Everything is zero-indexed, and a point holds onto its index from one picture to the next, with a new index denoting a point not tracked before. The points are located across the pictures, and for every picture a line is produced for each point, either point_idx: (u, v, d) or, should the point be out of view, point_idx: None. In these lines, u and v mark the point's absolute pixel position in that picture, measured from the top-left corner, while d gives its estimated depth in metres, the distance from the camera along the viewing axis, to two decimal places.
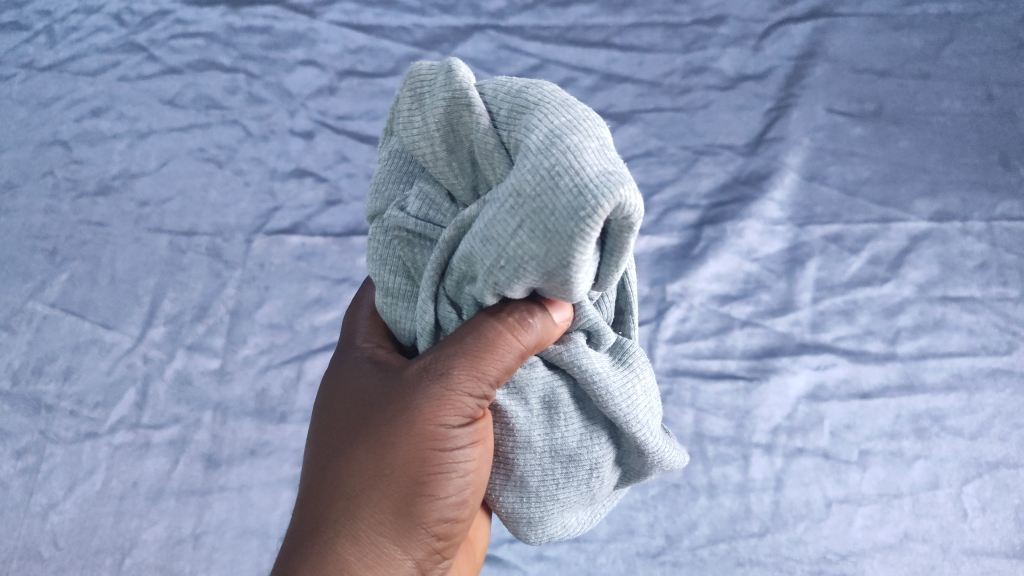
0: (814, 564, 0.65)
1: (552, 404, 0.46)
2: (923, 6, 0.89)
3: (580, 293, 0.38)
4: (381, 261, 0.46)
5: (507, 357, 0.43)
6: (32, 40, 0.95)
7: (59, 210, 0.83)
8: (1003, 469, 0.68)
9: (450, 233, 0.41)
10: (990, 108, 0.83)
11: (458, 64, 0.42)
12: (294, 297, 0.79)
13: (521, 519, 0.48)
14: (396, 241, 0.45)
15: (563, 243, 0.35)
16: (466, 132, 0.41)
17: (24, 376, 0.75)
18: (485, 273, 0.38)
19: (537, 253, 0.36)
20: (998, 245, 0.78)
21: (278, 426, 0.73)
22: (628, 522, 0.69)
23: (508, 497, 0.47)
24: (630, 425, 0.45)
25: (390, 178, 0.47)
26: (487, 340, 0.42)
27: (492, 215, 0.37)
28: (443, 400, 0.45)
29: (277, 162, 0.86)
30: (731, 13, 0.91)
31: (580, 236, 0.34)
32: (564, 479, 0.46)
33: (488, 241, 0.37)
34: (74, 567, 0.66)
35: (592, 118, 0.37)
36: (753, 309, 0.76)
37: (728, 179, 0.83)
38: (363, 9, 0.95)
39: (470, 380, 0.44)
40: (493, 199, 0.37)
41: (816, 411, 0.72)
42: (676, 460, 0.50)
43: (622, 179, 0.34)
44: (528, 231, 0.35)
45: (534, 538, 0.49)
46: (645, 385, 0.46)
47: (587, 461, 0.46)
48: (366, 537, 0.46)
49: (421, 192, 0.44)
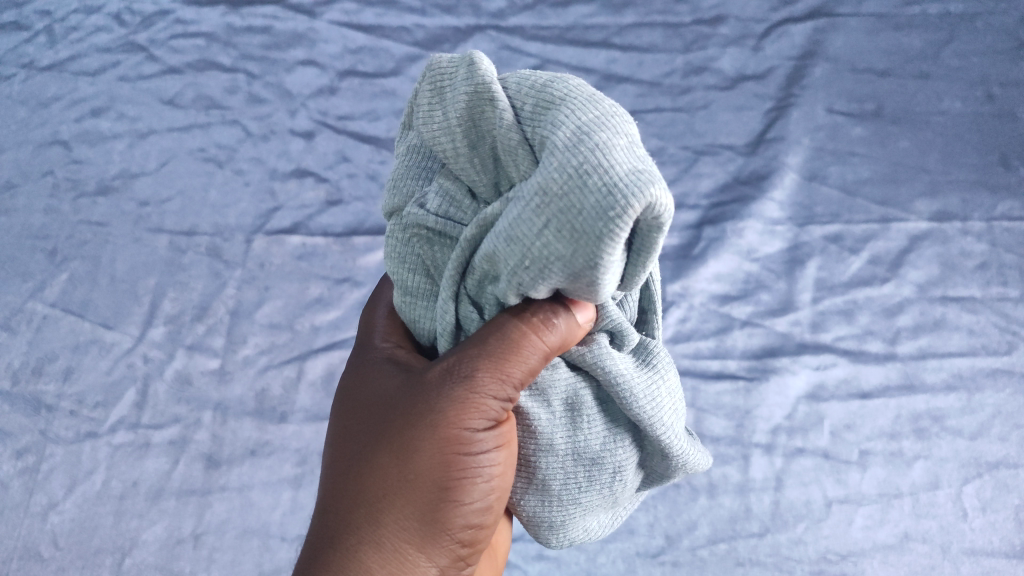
0: (814, 564, 0.65)
1: (575, 406, 0.46)
2: (923, 5, 0.89)
3: (605, 294, 0.38)
4: (399, 260, 0.46)
5: (532, 358, 0.43)
6: (32, 40, 0.95)
7: (59, 210, 0.83)
8: (1003, 469, 0.68)
9: (472, 232, 0.41)
10: (990, 108, 0.83)
11: (480, 58, 0.41)
12: (294, 297, 0.79)
13: (543, 523, 0.48)
14: (415, 240, 0.45)
15: (591, 244, 0.35)
16: (488, 127, 0.41)
17: (25, 376, 0.75)
18: (509, 273, 0.38)
19: (563, 254, 0.36)
20: (999, 246, 0.78)
21: (279, 426, 0.73)
22: (628, 522, 0.69)
23: (529, 501, 0.47)
24: (655, 427, 0.45)
25: (408, 174, 0.46)
26: (512, 341, 0.43)
27: (517, 214, 0.37)
28: (467, 403, 0.44)
29: (277, 162, 0.86)
30: (731, 13, 0.91)
31: (609, 236, 0.34)
32: (587, 483, 0.46)
33: (512, 241, 0.37)
34: (74, 567, 0.66)
35: (619, 114, 0.37)
36: (752, 308, 0.76)
37: (728, 178, 0.83)
38: (363, 9, 0.95)
39: (494, 383, 0.44)
40: (518, 198, 0.37)
41: (816, 411, 0.72)
42: (698, 463, 0.50)
43: (652, 178, 0.34)
44: (554, 231, 0.36)
45: (556, 541, 0.49)
46: (670, 387, 0.46)
47: (609, 465, 0.46)
48: (388, 544, 0.46)
49: (441, 189, 0.44)
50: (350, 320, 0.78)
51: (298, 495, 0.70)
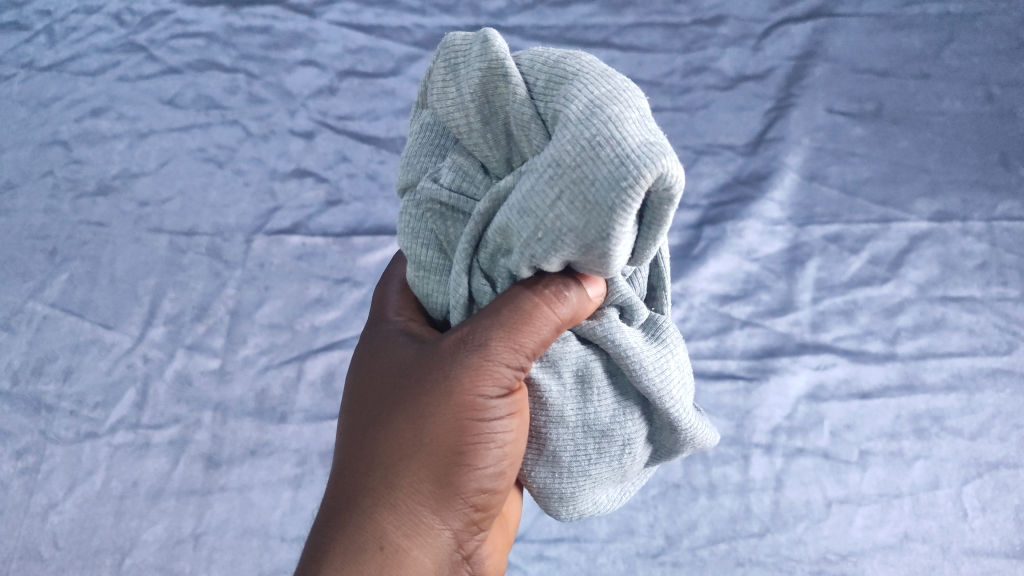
0: (814, 564, 0.65)
1: (585, 378, 0.46)
2: (923, 6, 0.89)
3: (616, 267, 0.38)
4: (413, 235, 0.46)
5: (543, 330, 0.43)
6: (32, 40, 0.95)
7: (58, 210, 0.83)
8: (1003, 469, 0.68)
9: (485, 205, 0.41)
10: (990, 107, 0.84)
11: (493, 35, 0.41)
12: (294, 297, 0.79)
13: (553, 495, 0.48)
14: (428, 214, 0.45)
15: (603, 215, 0.35)
16: (502, 103, 0.41)
17: (25, 376, 0.74)
18: (522, 246, 0.38)
19: (576, 225, 0.36)
20: (999, 245, 0.78)
21: (278, 426, 0.73)
22: (628, 522, 0.69)
23: (540, 472, 0.47)
24: (664, 400, 0.45)
25: (422, 151, 0.46)
26: (524, 312, 0.42)
27: (530, 185, 0.37)
28: (480, 371, 0.44)
29: (276, 162, 0.86)
30: (731, 12, 0.91)
31: (621, 207, 0.34)
32: (596, 455, 0.46)
33: (526, 212, 0.37)
34: (73, 567, 0.66)
35: (631, 89, 0.37)
36: (753, 309, 0.76)
37: (728, 179, 0.83)
38: (363, 9, 0.95)
39: (507, 352, 0.44)
40: (531, 170, 0.37)
41: (816, 411, 0.72)
42: (707, 438, 0.50)
43: (663, 151, 0.34)
44: (567, 203, 0.36)
45: (565, 513, 0.49)
46: (678, 361, 0.46)
47: (619, 437, 0.46)
48: (404, 506, 0.45)
49: (455, 164, 0.44)
50: (350, 320, 0.78)
51: (298, 496, 0.70)
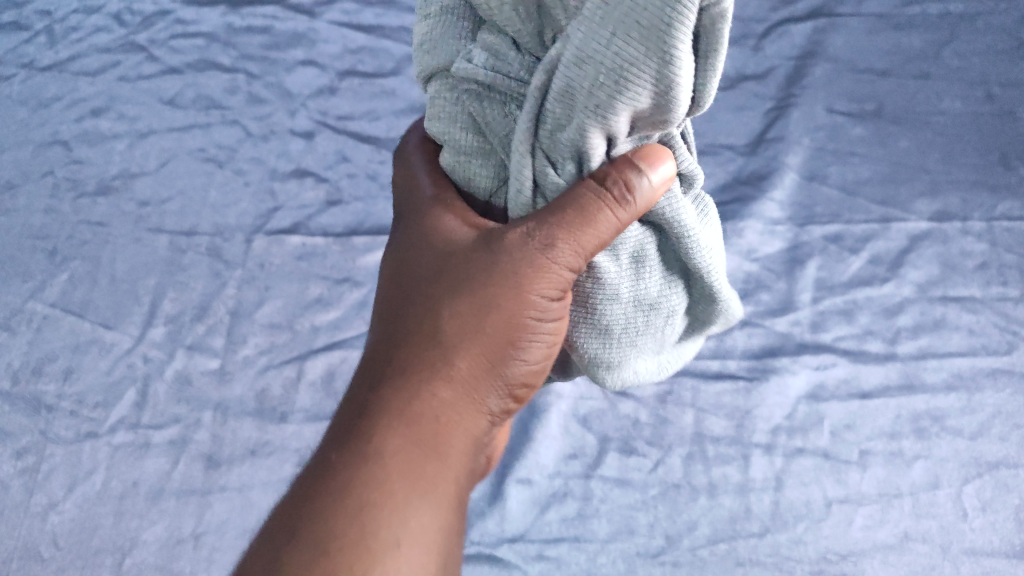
0: (814, 563, 0.65)
1: (640, 256, 0.47)
2: (923, 5, 0.89)
3: (678, 116, 0.40)
4: (449, 119, 0.44)
5: (606, 230, 0.43)
6: (32, 40, 0.95)
7: (58, 210, 0.83)
8: (1003, 469, 0.68)
9: (539, 77, 0.40)
10: (990, 107, 0.84)
11: None
12: (294, 297, 0.79)
13: (602, 363, 0.50)
14: (470, 94, 0.43)
15: (662, 36, 0.36)
16: None
17: (25, 376, 0.74)
18: (586, 96, 0.39)
19: (638, 54, 0.37)
20: (999, 245, 0.78)
21: (279, 426, 0.73)
22: (628, 522, 0.67)
23: (588, 343, 0.49)
24: (710, 275, 0.48)
25: (448, 31, 0.43)
26: (587, 205, 0.43)
27: (584, 32, 0.38)
28: (542, 269, 0.44)
29: (276, 162, 0.86)
30: (732, 13, 0.92)
31: (679, 25, 0.36)
32: (643, 327, 0.49)
33: (584, 60, 0.38)
34: (73, 567, 0.66)
35: None
36: (753, 308, 0.77)
37: (728, 179, 0.84)
38: (362, 9, 0.96)
39: (570, 251, 0.44)
40: (582, 10, 0.37)
41: (816, 411, 0.72)
42: (734, 312, 0.53)
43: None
44: (623, 36, 0.37)
45: (609, 382, 0.51)
46: (709, 214, 0.51)
47: (665, 310, 0.49)
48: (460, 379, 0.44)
49: (486, 42, 0.42)
50: (350, 320, 0.78)
51: None
